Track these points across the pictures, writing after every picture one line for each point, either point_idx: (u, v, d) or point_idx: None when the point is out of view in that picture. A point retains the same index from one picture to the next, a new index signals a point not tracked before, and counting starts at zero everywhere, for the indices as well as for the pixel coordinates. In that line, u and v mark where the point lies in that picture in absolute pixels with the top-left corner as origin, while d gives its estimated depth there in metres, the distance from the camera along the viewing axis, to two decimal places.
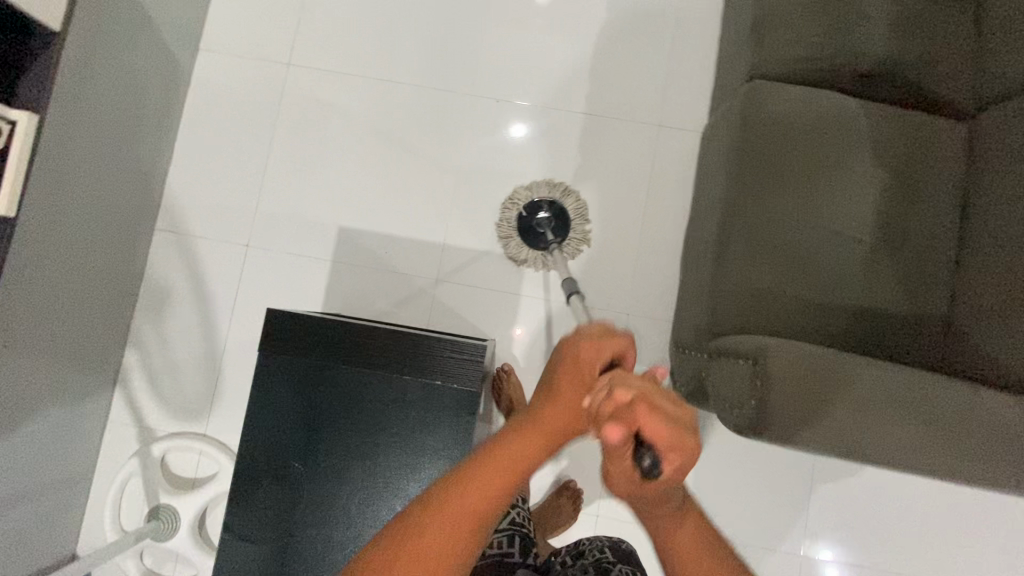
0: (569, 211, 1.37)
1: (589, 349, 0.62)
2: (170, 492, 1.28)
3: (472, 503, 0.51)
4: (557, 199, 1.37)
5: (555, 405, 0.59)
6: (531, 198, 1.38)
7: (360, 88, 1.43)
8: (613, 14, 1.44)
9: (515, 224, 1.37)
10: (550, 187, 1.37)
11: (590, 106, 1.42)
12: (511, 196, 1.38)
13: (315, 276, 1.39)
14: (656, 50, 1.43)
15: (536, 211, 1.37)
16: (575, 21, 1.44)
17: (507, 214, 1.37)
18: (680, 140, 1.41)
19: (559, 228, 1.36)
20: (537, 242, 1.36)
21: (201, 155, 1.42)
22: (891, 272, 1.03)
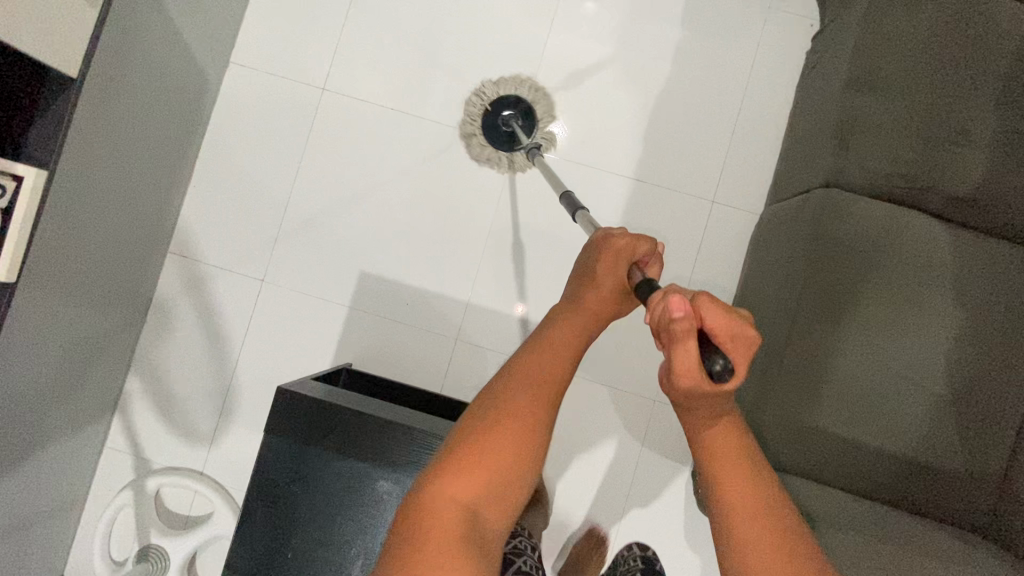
0: (534, 108, 1.32)
1: (624, 241, 0.68)
2: (162, 531, 1.25)
3: (535, 380, 0.61)
4: (523, 98, 1.32)
5: (598, 290, 0.66)
6: (497, 95, 1.32)
7: (399, 124, 1.35)
8: (677, 73, 1.33)
9: (480, 121, 1.32)
10: (517, 83, 1.32)
11: (640, 170, 1.33)
12: (477, 92, 1.33)
13: (330, 320, 1.33)
14: (719, 119, 1.33)
15: (502, 108, 1.32)
16: (634, 76, 1.34)
17: (473, 111, 1.32)
18: (733, 219, 1.31)
19: (526, 126, 1.32)
20: (503, 138, 1.32)
21: (224, 177, 1.35)
22: (950, 423, 0.95)
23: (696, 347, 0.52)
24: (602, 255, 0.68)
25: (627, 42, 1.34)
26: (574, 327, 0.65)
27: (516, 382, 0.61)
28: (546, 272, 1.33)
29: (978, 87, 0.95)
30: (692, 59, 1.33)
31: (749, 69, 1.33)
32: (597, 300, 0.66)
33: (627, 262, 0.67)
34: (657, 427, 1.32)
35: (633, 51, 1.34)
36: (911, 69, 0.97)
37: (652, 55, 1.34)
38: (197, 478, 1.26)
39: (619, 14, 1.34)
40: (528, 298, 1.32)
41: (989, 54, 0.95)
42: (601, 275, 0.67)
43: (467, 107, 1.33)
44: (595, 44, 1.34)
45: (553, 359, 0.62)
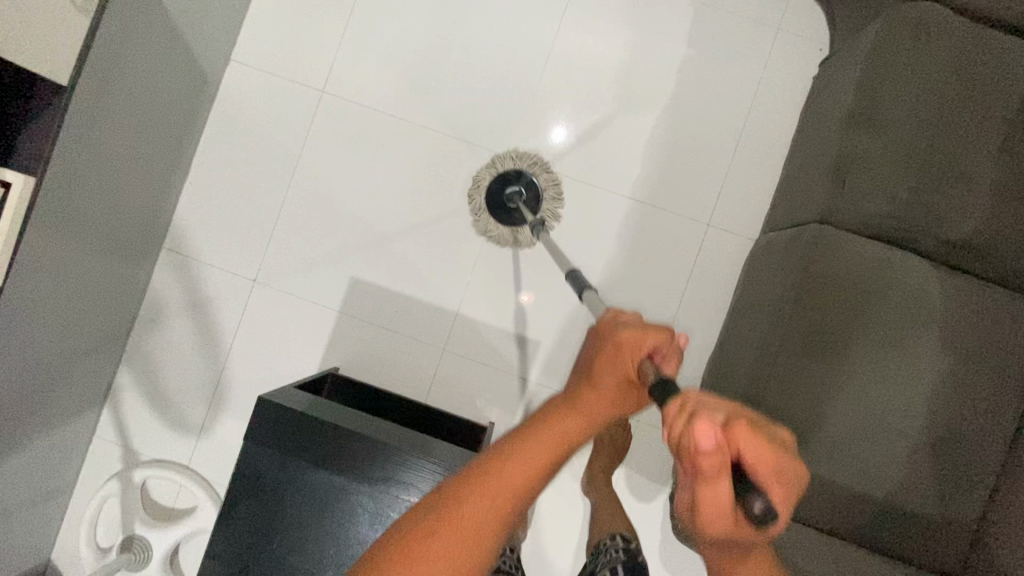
0: (538, 180, 1.29)
1: (632, 332, 0.58)
2: (146, 521, 1.27)
3: (512, 483, 0.50)
4: (524, 171, 1.29)
5: (599, 387, 0.56)
6: (497, 174, 1.29)
7: (397, 131, 1.34)
8: (679, 93, 1.32)
9: (484, 201, 1.30)
10: (516, 159, 1.29)
11: (636, 190, 1.32)
12: (479, 173, 1.30)
13: (319, 323, 1.34)
14: (720, 141, 1.31)
15: (505, 186, 1.29)
16: (636, 93, 1.32)
17: (478, 193, 1.30)
18: (727, 244, 1.30)
19: (532, 201, 1.29)
20: (509, 219, 1.29)
21: (220, 176, 1.35)
22: (927, 470, 0.94)
23: (729, 489, 0.45)
24: (607, 346, 0.58)
25: (631, 59, 1.32)
26: (567, 423, 0.53)
27: (484, 483, 0.50)
28: (536, 288, 1.32)
29: (977, 134, 0.95)
30: (696, 79, 1.31)
31: (753, 92, 1.31)
32: (599, 399, 0.55)
33: (639, 357, 0.57)
34: (639, 448, 1.32)
35: (636, 68, 1.32)
36: (913, 110, 0.96)
37: (656, 73, 1.32)
38: (181, 471, 1.28)
39: (625, 30, 1.32)
40: (517, 312, 1.32)
41: (988, 101, 0.95)
42: (606, 373, 0.56)
43: (473, 189, 1.31)
44: (598, 59, 1.32)
45: (524, 470, 0.50)
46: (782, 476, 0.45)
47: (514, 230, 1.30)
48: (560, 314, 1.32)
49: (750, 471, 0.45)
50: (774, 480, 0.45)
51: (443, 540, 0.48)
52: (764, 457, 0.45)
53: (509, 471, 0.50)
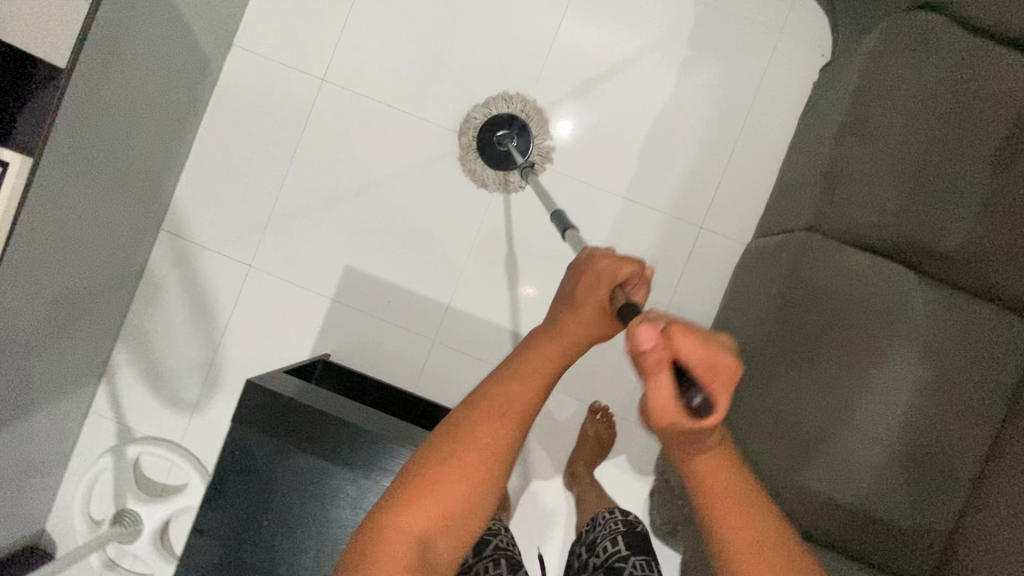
0: (529, 126, 1.30)
1: (606, 263, 0.59)
2: (138, 497, 1.30)
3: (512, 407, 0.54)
4: (516, 116, 1.30)
5: (576, 315, 0.58)
6: (490, 116, 1.31)
7: (396, 121, 1.35)
8: (678, 93, 1.32)
9: (477, 146, 1.31)
10: (508, 102, 1.30)
11: (631, 189, 1.32)
12: (470, 112, 1.31)
13: (312, 310, 1.35)
14: (717, 144, 1.31)
15: (496, 131, 1.30)
16: (635, 92, 1.32)
17: (468, 133, 1.31)
18: (719, 248, 1.31)
19: (521, 143, 1.30)
20: (502, 161, 1.31)
21: (219, 160, 1.37)
22: (900, 475, 0.96)
23: (671, 381, 0.45)
24: (580, 278, 0.60)
25: (632, 57, 1.32)
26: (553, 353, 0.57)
27: (485, 411, 0.54)
28: (528, 282, 1.34)
29: (969, 146, 0.95)
30: (695, 80, 1.31)
31: (751, 96, 1.31)
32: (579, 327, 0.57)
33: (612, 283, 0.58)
34: (624, 446, 1.34)
35: (636, 67, 1.32)
36: (906, 121, 0.96)
37: (655, 72, 1.32)
38: (174, 450, 1.31)
39: (626, 28, 1.32)
40: (508, 306, 1.34)
41: (982, 116, 0.95)
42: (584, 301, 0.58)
43: (462, 129, 1.32)
44: (598, 56, 1.32)
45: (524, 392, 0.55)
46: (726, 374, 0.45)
47: (506, 169, 1.31)
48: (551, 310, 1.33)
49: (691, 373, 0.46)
50: (719, 377, 0.45)
51: (455, 462, 0.53)
52: (706, 359, 0.45)
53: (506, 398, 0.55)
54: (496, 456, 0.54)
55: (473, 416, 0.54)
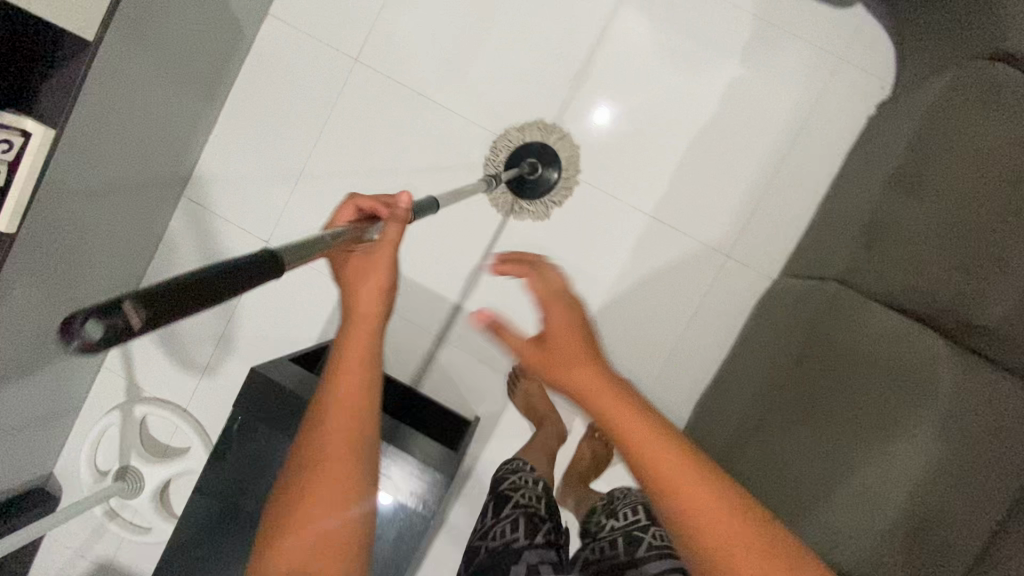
0: (560, 158, 1.27)
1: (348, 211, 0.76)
2: (142, 455, 1.34)
3: (353, 386, 0.62)
4: (548, 146, 1.27)
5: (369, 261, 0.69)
6: (521, 141, 1.29)
7: (423, 111, 1.31)
8: (722, 110, 1.25)
9: (503, 167, 1.29)
10: (542, 130, 1.27)
11: (660, 208, 1.27)
12: (503, 134, 1.29)
13: (326, 295, 1.35)
14: (755, 169, 1.25)
15: (524, 157, 1.28)
16: (676, 106, 1.26)
17: (497, 155, 1.29)
18: (743, 280, 1.26)
19: (546, 173, 1.27)
20: (524, 191, 1.28)
21: (246, 131, 1.35)
22: (905, 561, 0.84)
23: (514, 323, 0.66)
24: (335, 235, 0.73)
25: (676, 68, 1.26)
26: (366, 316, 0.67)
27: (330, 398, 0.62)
28: (541, 292, 1.31)
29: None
30: (741, 100, 1.25)
31: (799, 123, 1.24)
32: (364, 291, 0.68)
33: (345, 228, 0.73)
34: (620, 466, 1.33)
35: (680, 79, 1.26)
36: (959, 181, 0.91)
37: (699, 88, 1.26)
38: (179, 414, 1.34)
39: (673, 37, 1.25)
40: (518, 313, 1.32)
41: None
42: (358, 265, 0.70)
43: (490, 150, 1.30)
44: (642, 64, 1.26)
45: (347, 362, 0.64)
46: (552, 305, 0.64)
47: (527, 200, 1.29)
48: None
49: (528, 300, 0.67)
50: (547, 310, 0.65)
51: (321, 449, 0.60)
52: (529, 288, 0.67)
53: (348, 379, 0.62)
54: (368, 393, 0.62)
55: (329, 390, 0.62)
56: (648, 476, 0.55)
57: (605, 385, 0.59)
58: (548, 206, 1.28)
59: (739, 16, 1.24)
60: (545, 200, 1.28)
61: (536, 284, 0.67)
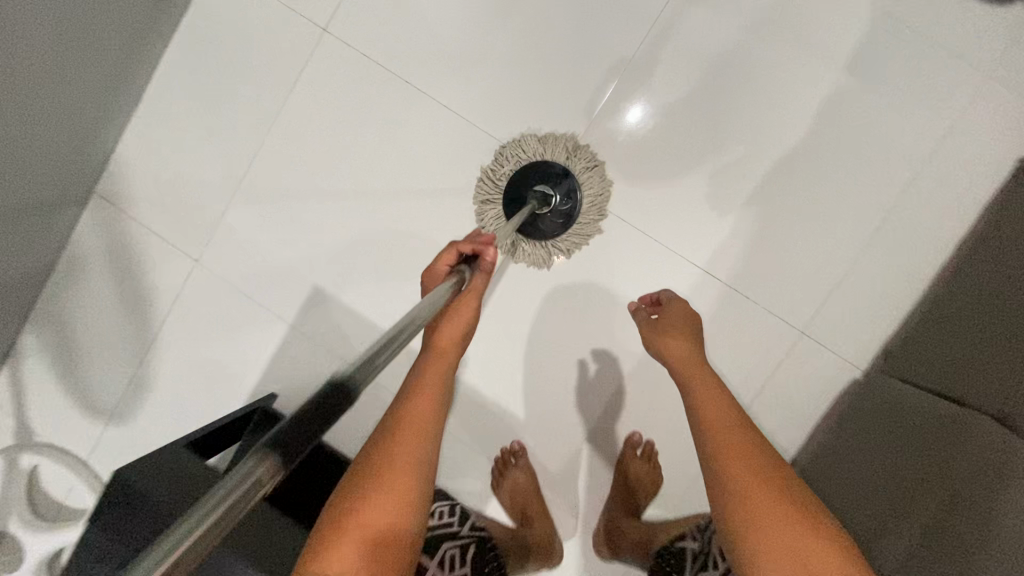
0: (582, 191, 0.96)
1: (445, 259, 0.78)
2: (24, 520, 1.03)
3: (428, 410, 0.65)
4: (571, 172, 0.96)
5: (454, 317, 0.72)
6: (539, 158, 0.96)
7: (410, 107, 1.00)
8: (809, 143, 0.95)
9: (506, 189, 0.97)
10: (570, 151, 0.96)
11: (715, 260, 0.97)
12: (518, 140, 0.98)
13: (262, 332, 1.03)
14: (845, 224, 0.95)
15: (536, 182, 0.96)
16: (747, 130, 0.96)
17: (503, 166, 0.97)
18: (816, 365, 0.95)
19: (558, 212, 0.96)
20: (531, 228, 0.97)
21: (178, 113, 1.03)
22: None
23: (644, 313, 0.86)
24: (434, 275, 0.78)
25: (749, 80, 0.95)
26: (442, 357, 0.71)
27: (399, 429, 0.63)
28: (552, 356, 1.00)
29: None
30: (834, 131, 0.95)
31: (910, 167, 0.93)
32: (454, 328, 0.72)
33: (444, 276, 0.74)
34: None
35: (754, 96, 0.95)
36: None
37: (777, 105, 0.95)
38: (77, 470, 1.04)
39: (749, 39, 0.95)
40: (519, 376, 1.01)
41: None
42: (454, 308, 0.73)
43: (495, 159, 0.98)
44: (703, 71, 0.96)
45: (422, 393, 0.66)
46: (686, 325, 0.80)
47: (529, 241, 0.97)
48: (576, 393, 1.00)
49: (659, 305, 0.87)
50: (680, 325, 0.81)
51: (380, 479, 0.59)
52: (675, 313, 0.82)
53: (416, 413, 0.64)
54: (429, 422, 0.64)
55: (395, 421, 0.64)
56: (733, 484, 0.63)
57: (724, 403, 0.71)
58: (550, 253, 0.97)
59: (840, 17, 0.94)
60: (549, 244, 0.97)
61: (683, 310, 0.83)
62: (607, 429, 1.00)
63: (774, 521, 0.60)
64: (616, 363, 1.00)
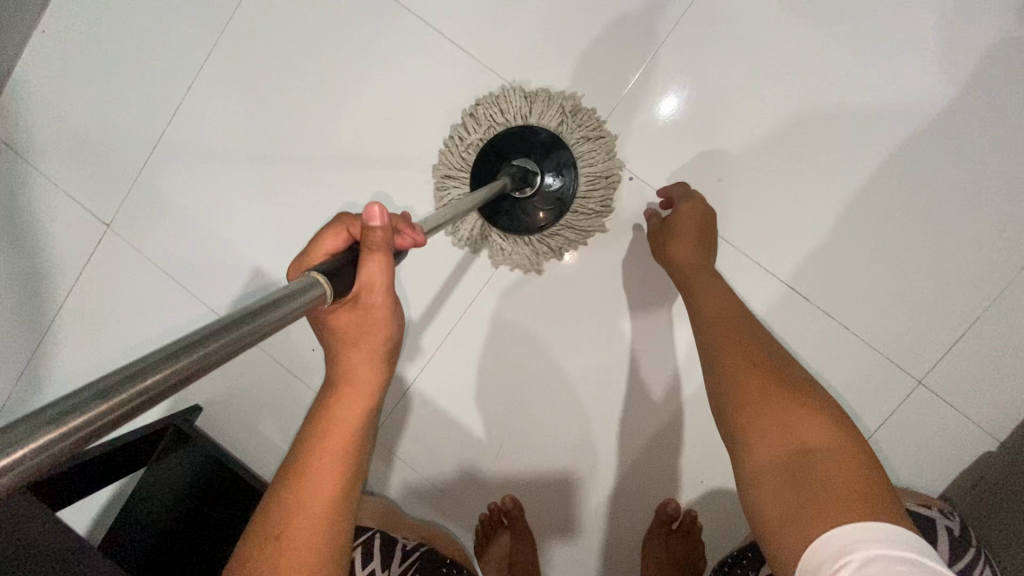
0: (580, 169, 0.71)
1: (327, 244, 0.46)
2: None
3: (358, 389, 0.48)
4: (563, 143, 0.70)
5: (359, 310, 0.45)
6: (520, 122, 0.71)
7: (391, 39, 0.74)
8: (940, 120, 0.68)
9: (472, 160, 0.72)
10: (565, 114, 0.70)
11: (800, 272, 0.70)
12: (499, 94, 0.72)
13: (187, 327, 0.79)
14: (988, 234, 0.68)
15: (513, 155, 0.71)
16: (848, 100, 0.69)
17: (471, 133, 0.71)
18: (932, 424, 0.69)
19: (545, 195, 0.71)
20: (506, 218, 0.71)
21: (87, 40, 0.79)
22: None
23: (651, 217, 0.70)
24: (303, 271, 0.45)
25: (855, 30, 0.69)
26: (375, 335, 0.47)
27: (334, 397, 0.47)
28: (561, 383, 0.76)
29: None
30: (976, 103, 0.68)
31: None
32: (363, 353, 0.48)
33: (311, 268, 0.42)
34: None
35: (860, 53, 0.69)
36: None
37: (890, 64, 0.69)
38: None
39: None
40: (513, 405, 0.77)
41: None
42: (352, 322, 0.46)
43: (462, 124, 0.73)
44: (789, 14, 0.70)
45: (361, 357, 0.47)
46: (693, 221, 0.65)
47: (502, 234, 0.72)
48: (593, 432, 0.76)
49: (668, 200, 0.69)
50: (690, 222, 0.65)
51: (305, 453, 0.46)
52: (694, 212, 0.65)
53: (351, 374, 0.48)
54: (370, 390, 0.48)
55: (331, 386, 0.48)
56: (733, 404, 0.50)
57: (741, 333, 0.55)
58: (532, 255, 0.72)
59: None
60: (526, 242, 0.72)
61: (701, 207, 0.66)
62: (634, 483, 0.76)
63: (770, 405, 0.48)
64: (651, 398, 0.74)
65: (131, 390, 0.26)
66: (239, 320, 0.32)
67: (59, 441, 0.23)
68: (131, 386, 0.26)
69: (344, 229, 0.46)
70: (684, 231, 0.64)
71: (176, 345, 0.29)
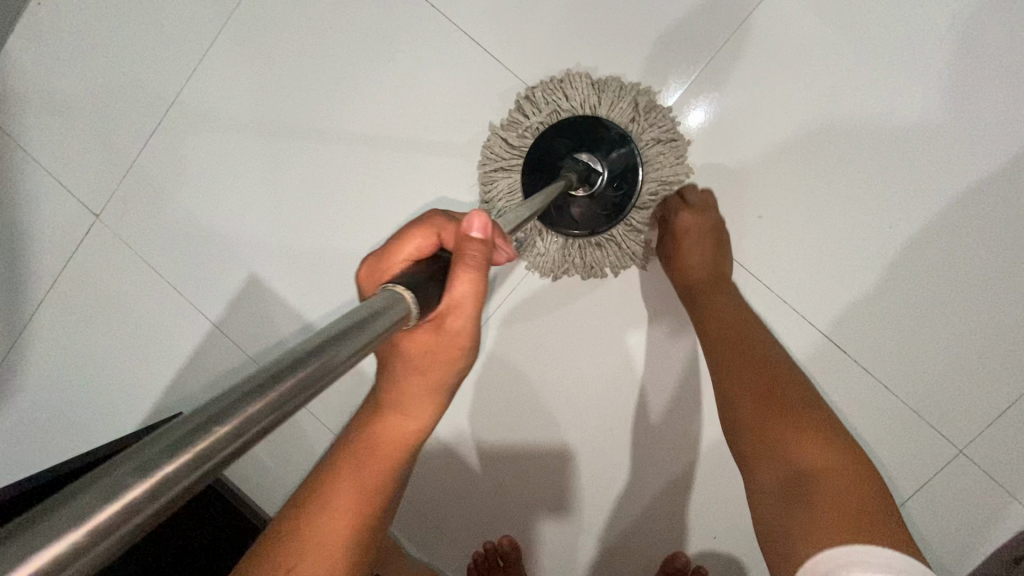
0: (646, 170, 0.64)
1: (414, 246, 0.42)
2: None
3: (409, 417, 0.45)
4: (633, 139, 0.63)
5: (438, 337, 0.42)
6: (586, 112, 0.64)
7: (413, 41, 0.69)
8: (1005, 170, 0.62)
9: (529, 147, 0.65)
10: (637, 111, 0.63)
11: (838, 325, 0.65)
12: (561, 80, 0.64)
13: (175, 330, 0.75)
14: None
15: (575, 146, 0.64)
16: (907, 141, 0.63)
17: (531, 117, 0.64)
18: (966, 496, 0.64)
19: (602, 199, 0.64)
20: (557, 214, 0.64)
21: (85, 20, 0.73)
22: None
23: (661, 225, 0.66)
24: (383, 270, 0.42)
25: (921, 64, 0.63)
26: (431, 369, 0.43)
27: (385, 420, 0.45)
28: (580, 408, 0.71)
29: None
30: None
31: None
32: (420, 385, 0.44)
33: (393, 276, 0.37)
34: None
35: (924, 89, 0.63)
36: None
37: (957, 105, 0.62)
38: None
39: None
40: (530, 424, 0.72)
41: None
42: (425, 347, 0.42)
43: (518, 108, 0.65)
44: (849, 42, 0.63)
45: (418, 391, 0.44)
46: (705, 239, 0.62)
47: (549, 231, 0.65)
48: (600, 470, 0.71)
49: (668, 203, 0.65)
50: (703, 241, 0.62)
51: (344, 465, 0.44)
52: (699, 226, 0.62)
53: (400, 396, 0.45)
54: (417, 418, 0.45)
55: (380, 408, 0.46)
56: (740, 420, 0.51)
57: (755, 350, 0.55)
58: (570, 262, 0.66)
59: None
60: (569, 245, 0.65)
61: (708, 218, 0.62)
62: (637, 531, 0.71)
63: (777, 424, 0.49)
64: (666, 441, 0.69)
65: (170, 467, 0.22)
66: (290, 368, 0.27)
67: (86, 549, 0.20)
68: (165, 465, 0.22)
69: (435, 232, 0.42)
70: (691, 246, 0.62)
71: (221, 405, 0.24)
